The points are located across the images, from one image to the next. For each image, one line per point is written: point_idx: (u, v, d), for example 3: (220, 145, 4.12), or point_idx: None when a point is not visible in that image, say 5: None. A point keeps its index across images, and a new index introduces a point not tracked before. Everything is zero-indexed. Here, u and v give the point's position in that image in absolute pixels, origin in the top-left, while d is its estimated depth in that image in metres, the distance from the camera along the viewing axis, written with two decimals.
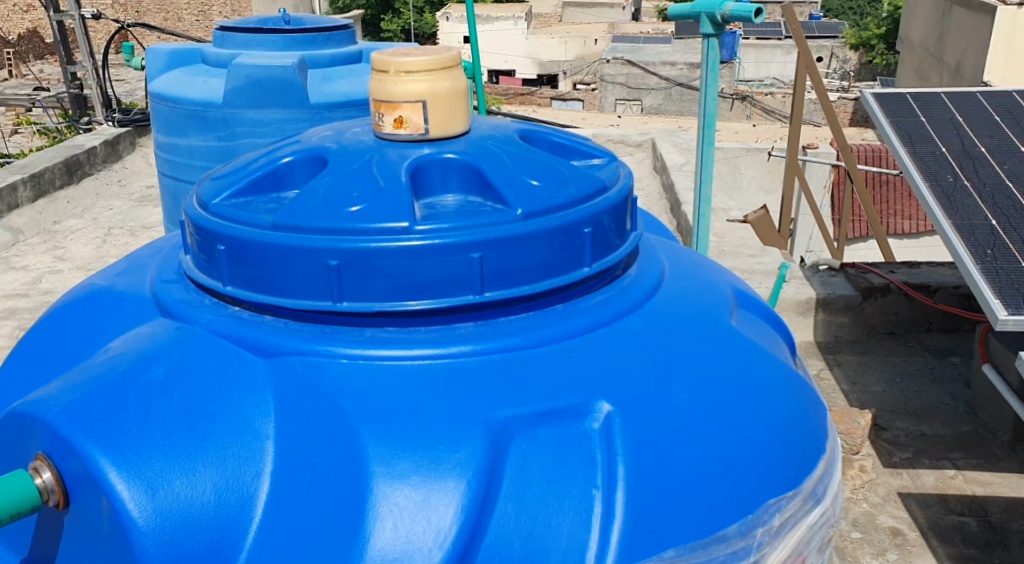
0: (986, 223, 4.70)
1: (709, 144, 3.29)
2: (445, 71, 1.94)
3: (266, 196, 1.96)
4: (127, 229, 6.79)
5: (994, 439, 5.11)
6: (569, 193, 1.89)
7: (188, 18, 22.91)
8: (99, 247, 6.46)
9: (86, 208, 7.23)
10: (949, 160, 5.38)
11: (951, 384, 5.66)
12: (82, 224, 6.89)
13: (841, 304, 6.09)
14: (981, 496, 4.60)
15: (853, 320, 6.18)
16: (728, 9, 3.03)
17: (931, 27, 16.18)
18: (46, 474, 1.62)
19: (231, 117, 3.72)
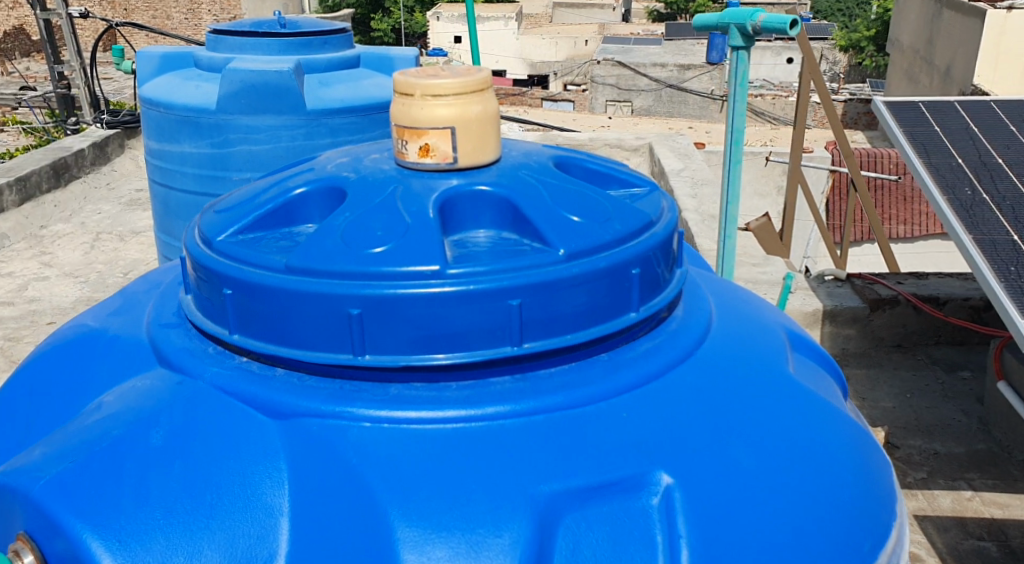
0: (1007, 238, 4.41)
1: (736, 163, 3.10)
2: (477, 94, 1.77)
3: (276, 232, 1.77)
4: (116, 234, 6.56)
5: (1009, 458, 4.75)
6: (613, 229, 1.71)
7: (176, 17, 22.44)
8: (87, 253, 6.23)
9: (74, 212, 7.00)
10: (966, 173, 5.08)
11: (964, 399, 5.28)
12: (70, 229, 6.67)
13: (849, 315, 5.57)
14: (1000, 519, 4.29)
15: (864, 331, 5.65)
16: (760, 21, 2.85)
17: (922, 30, 16.01)
18: (28, 557, 1.46)
19: (225, 124, 3.23)
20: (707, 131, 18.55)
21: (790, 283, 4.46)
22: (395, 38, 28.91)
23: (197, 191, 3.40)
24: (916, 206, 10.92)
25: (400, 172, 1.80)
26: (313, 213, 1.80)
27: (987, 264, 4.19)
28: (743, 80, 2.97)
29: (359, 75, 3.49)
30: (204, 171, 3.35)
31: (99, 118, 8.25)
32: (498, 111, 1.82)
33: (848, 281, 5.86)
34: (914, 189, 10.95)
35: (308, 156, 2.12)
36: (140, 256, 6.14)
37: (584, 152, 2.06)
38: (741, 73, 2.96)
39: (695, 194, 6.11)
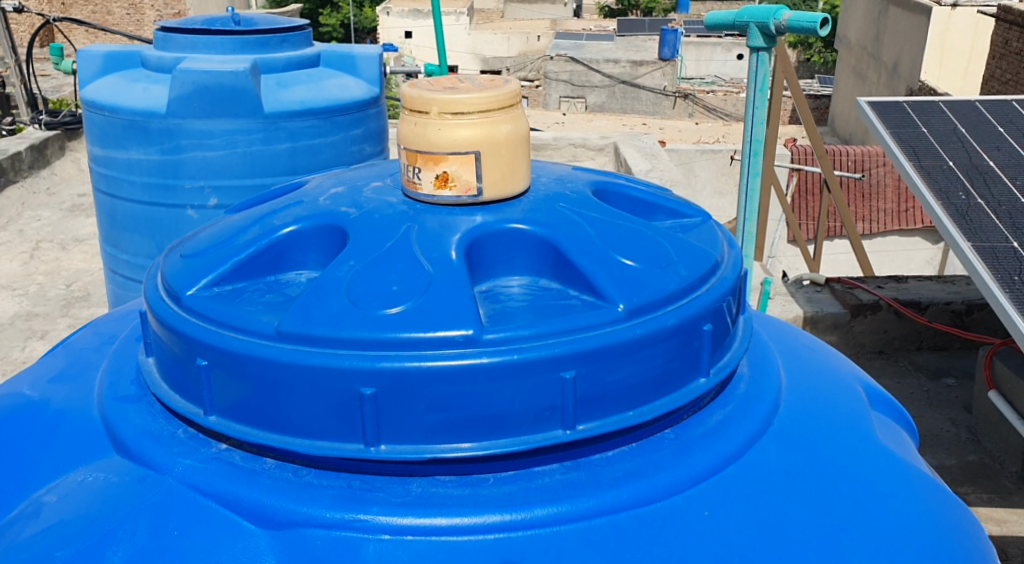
0: (1009, 246, 3.51)
1: (755, 174, 2.77)
2: (505, 111, 1.45)
3: (259, 281, 1.44)
4: (57, 242, 6.10)
5: (1001, 470, 3.92)
6: (677, 275, 1.40)
7: (118, 12, 21.43)
8: (25, 263, 5.75)
9: (10, 220, 6.49)
10: (959, 175, 4.14)
11: (950, 408, 4.36)
12: (5, 237, 6.17)
13: (828, 322, 4.72)
14: (999, 536, 3.43)
15: (843, 337, 4.79)
16: (785, 18, 2.50)
17: (867, 26, 15.66)
18: None
19: (177, 128, 2.85)
20: (660, 127, 18.09)
21: (767, 286, 3.91)
22: (343, 34, 28.10)
23: (148, 201, 3.00)
24: (874, 203, 9.82)
25: (416, 209, 1.48)
26: (305, 259, 1.46)
27: (1004, 289, 3.19)
28: (764, 83, 2.68)
29: (320, 74, 3.09)
30: (154, 180, 2.94)
31: (34, 119, 7.69)
32: (529, 131, 1.51)
33: (825, 288, 4.98)
34: (873, 184, 9.77)
35: (292, 181, 1.79)
36: (84, 266, 5.68)
37: (619, 176, 1.75)
38: (762, 76, 2.67)
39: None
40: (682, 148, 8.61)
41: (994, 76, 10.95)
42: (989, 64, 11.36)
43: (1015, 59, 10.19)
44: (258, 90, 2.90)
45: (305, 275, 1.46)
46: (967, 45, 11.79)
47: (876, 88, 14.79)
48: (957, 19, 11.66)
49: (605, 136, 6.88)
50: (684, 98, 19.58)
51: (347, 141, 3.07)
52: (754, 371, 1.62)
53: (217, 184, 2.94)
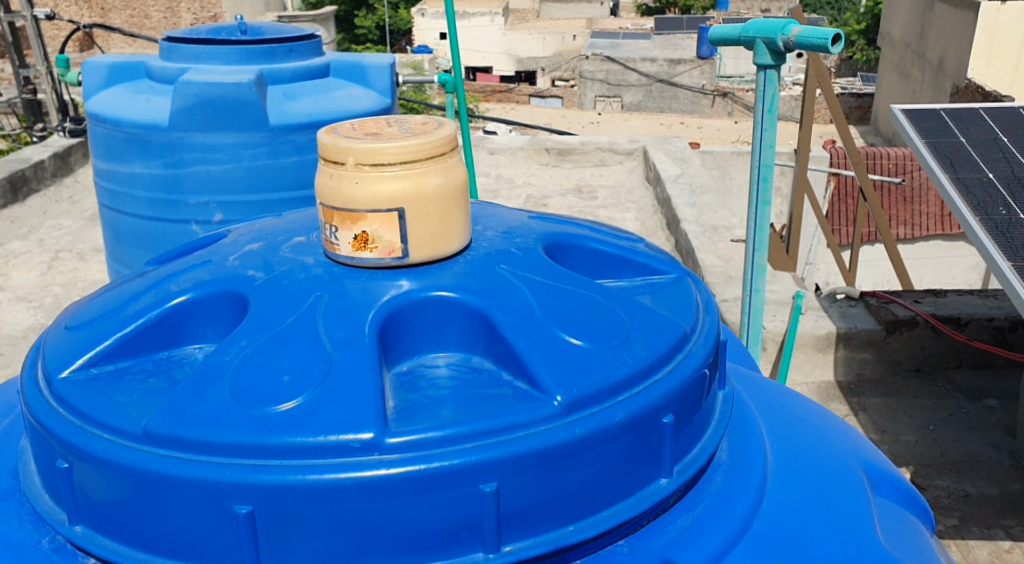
0: None
1: (764, 204, 2.52)
2: (432, 160, 1.25)
3: (149, 357, 1.25)
4: (77, 252, 5.26)
5: None
6: (632, 354, 1.18)
7: (155, 16, 19.60)
8: (44, 274, 4.97)
9: (33, 229, 5.61)
10: (999, 188, 3.84)
11: (992, 432, 3.61)
12: (26, 247, 5.34)
13: (862, 340, 3.75)
14: None
15: (876, 355, 3.83)
16: (793, 33, 2.28)
17: (913, 21, 15.07)
18: None
19: (179, 142, 2.65)
20: (697, 126, 17.60)
21: (799, 301, 3.43)
22: (380, 36, 27.75)
23: (151, 216, 2.80)
24: (917, 205, 9.23)
25: (336, 273, 1.26)
26: (204, 331, 1.27)
27: None
28: (773, 105, 2.44)
29: (330, 84, 2.84)
30: (158, 196, 2.76)
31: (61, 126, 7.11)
32: (467, 179, 1.31)
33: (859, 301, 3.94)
34: (916, 188, 9.20)
35: (217, 232, 1.60)
36: None
37: (584, 225, 1.53)
38: (771, 97, 2.43)
39: (694, 203, 5.10)
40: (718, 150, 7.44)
41: None
42: None
43: None
44: (265, 103, 2.69)
45: (203, 348, 1.27)
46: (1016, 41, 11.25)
47: (921, 86, 14.22)
48: (1006, 14, 11.17)
49: (633, 140, 6.52)
50: (723, 96, 18.65)
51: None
52: (734, 454, 1.39)
53: (221, 201, 2.74)
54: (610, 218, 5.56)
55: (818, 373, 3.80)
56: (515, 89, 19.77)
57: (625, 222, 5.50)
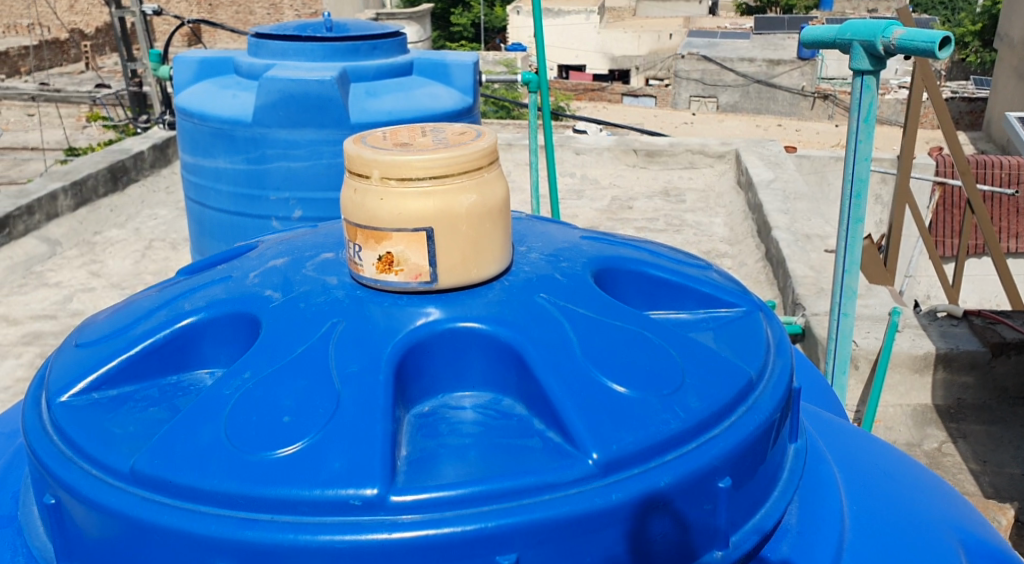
0: None
1: (857, 220, 2.30)
2: (465, 175, 1.12)
3: (157, 382, 1.15)
4: (171, 241, 4.94)
5: None
6: (687, 405, 1.01)
7: (261, 13, 19.63)
8: (138, 262, 4.64)
9: (131, 218, 5.30)
10: None
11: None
12: (124, 234, 5.04)
13: (965, 363, 3.34)
14: None
15: (980, 380, 3.42)
16: (895, 36, 2.08)
17: None
18: None
19: (262, 137, 2.56)
20: (796, 128, 16.98)
21: (897, 318, 2.84)
22: (475, 34, 27.73)
23: (234, 211, 2.70)
24: None
25: (360, 296, 1.14)
26: (218, 355, 1.17)
27: None
28: (869, 114, 2.21)
29: (411, 83, 2.73)
30: (241, 191, 2.65)
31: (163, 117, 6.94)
32: (507, 197, 1.18)
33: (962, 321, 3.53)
34: None
35: (250, 243, 1.51)
36: None
37: (643, 247, 1.37)
38: (867, 105, 2.20)
39: (787, 209, 4.83)
40: (817, 154, 7.05)
41: None
42: None
43: None
44: (347, 101, 2.58)
45: (213, 373, 1.17)
46: None
47: None
48: None
49: (725, 142, 6.24)
50: (824, 98, 17.94)
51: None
52: (805, 516, 1.21)
53: (301, 198, 2.62)
54: (697, 223, 5.33)
55: (914, 396, 3.42)
56: (608, 87, 19.48)
57: (713, 228, 5.26)
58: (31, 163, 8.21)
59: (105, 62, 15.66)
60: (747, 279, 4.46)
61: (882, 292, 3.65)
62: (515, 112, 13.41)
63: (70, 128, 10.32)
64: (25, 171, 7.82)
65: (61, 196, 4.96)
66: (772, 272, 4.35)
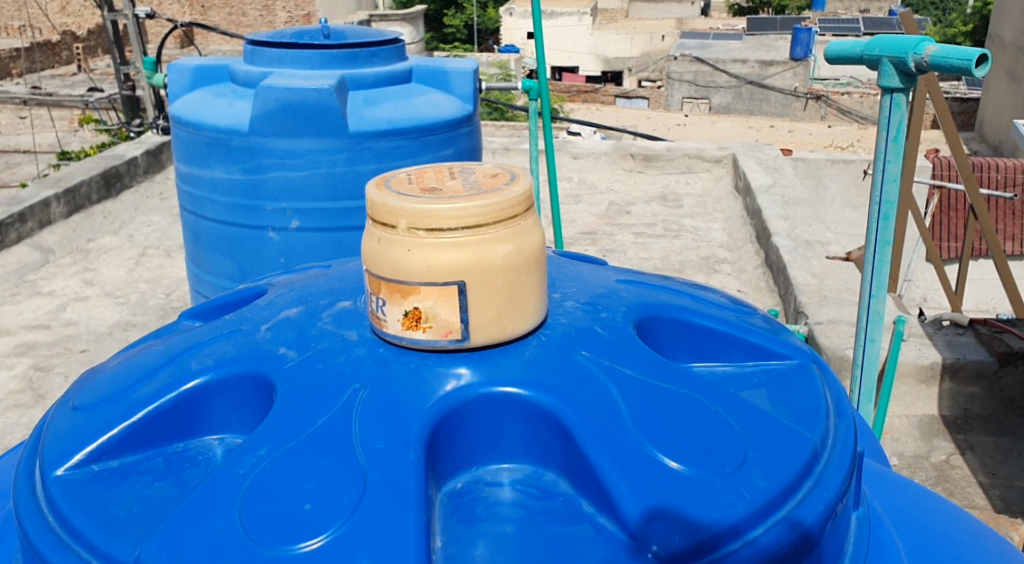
0: None
1: (884, 244, 2.15)
2: (500, 224, 1.02)
3: (161, 451, 1.06)
4: (166, 249, 4.81)
5: None
6: (751, 482, 0.91)
7: (251, 14, 18.35)
8: (132, 270, 4.53)
9: (124, 225, 5.17)
10: None
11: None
12: (118, 242, 4.92)
13: (971, 373, 3.25)
14: None
15: (987, 391, 3.32)
16: (928, 53, 1.93)
17: None
18: None
19: (259, 148, 2.33)
20: (788, 129, 16.83)
21: (902, 327, 2.75)
22: (468, 35, 27.60)
23: (229, 221, 2.45)
24: None
25: (384, 355, 1.05)
26: (227, 421, 1.08)
27: None
28: (898, 134, 2.07)
29: (411, 91, 2.52)
30: (237, 201, 2.41)
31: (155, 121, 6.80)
32: (544, 245, 1.08)
33: (968, 330, 3.44)
34: None
35: (253, 291, 1.47)
36: None
37: (682, 290, 1.28)
38: (896, 125, 2.07)
39: (786, 215, 4.73)
40: (812, 156, 6.90)
41: None
42: None
43: None
44: (345, 109, 2.36)
45: (223, 439, 1.08)
46: None
47: None
48: None
49: (722, 147, 6.14)
50: (817, 99, 17.87)
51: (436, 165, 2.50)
52: None
53: (300, 208, 2.38)
54: (696, 228, 5.22)
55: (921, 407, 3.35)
56: (601, 89, 19.38)
57: (711, 233, 5.15)
58: (22, 167, 8.06)
59: (96, 64, 15.48)
60: (747, 286, 4.36)
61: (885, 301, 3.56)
62: (508, 114, 13.32)
63: (62, 131, 10.17)
64: (15, 175, 7.67)
65: (54, 204, 4.82)
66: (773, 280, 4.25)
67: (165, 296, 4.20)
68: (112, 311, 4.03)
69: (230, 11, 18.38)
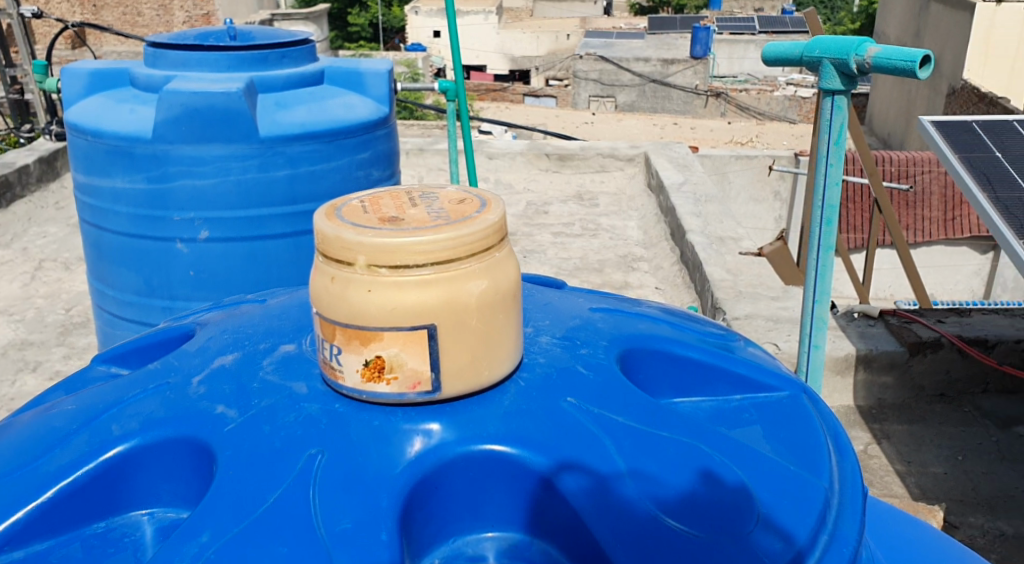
0: None
1: (827, 249, 1.88)
2: (471, 258, 0.97)
3: (83, 530, 1.05)
4: (62, 261, 4.51)
5: None
6: (673, 462, 0.98)
7: (148, 13, 17.22)
8: (24, 284, 4.22)
9: (14, 237, 4.83)
10: None
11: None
12: (7, 256, 4.58)
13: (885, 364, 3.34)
14: None
15: (898, 380, 3.42)
16: (871, 54, 1.72)
17: (908, 22, 14.58)
18: None
19: (165, 157, 2.11)
20: (691, 125, 17.03)
21: None
22: (374, 34, 27.21)
23: (134, 234, 2.21)
24: (920, 210, 8.22)
25: (342, 412, 1.01)
26: (155, 493, 1.07)
27: None
28: (840, 137, 1.81)
29: (325, 92, 2.29)
30: (141, 212, 2.17)
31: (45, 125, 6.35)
32: (517, 278, 1.04)
33: (879, 320, 3.55)
34: (917, 192, 8.19)
35: (182, 325, 1.43)
36: None
37: (661, 318, 1.29)
38: (837, 129, 1.81)
39: (699, 211, 4.70)
40: (717, 152, 6.63)
41: None
42: None
43: None
44: (255, 113, 2.14)
45: (151, 512, 1.07)
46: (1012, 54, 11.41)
47: (917, 87, 13.72)
48: (1002, 14, 11.19)
49: (634, 145, 6.10)
50: (716, 96, 18.18)
51: (354, 168, 2.29)
52: None
53: (209, 216, 2.16)
54: (612, 227, 5.19)
55: (837, 399, 3.38)
56: (509, 87, 19.33)
57: (627, 231, 5.13)
58: None
59: None
60: (664, 284, 4.33)
61: (799, 294, 3.57)
62: (417, 113, 13.15)
63: None
64: None
65: None
66: (688, 277, 4.21)
67: (65, 311, 3.92)
68: (5, 329, 3.74)
69: (125, 10, 17.20)
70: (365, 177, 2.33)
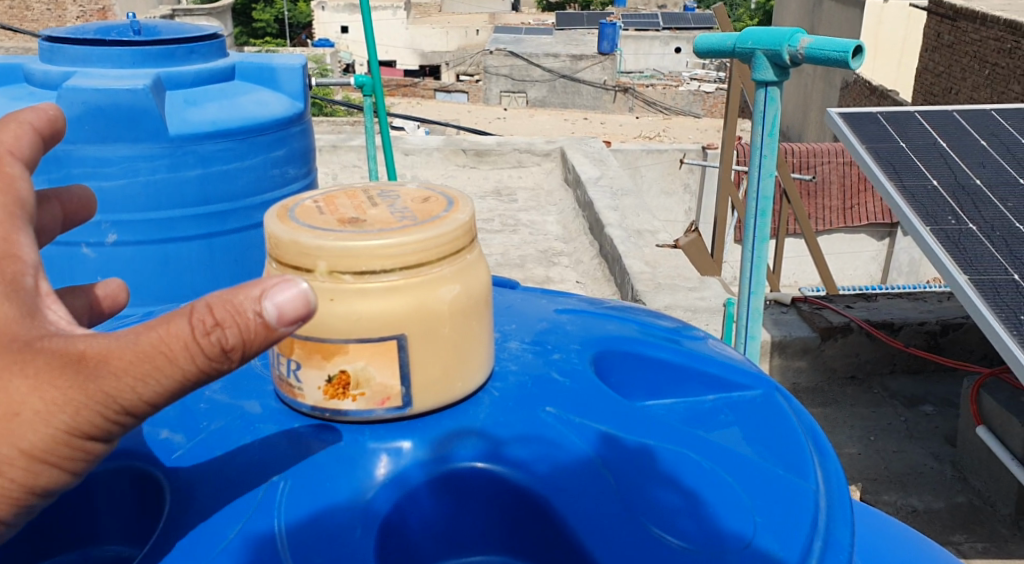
0: (1010, 277, 2.85)
1: (762, 240, 1.84)
2: (440, 262, 0.91)
3: None
4: None
5: (992, 513, 3.08)
6: (577, 428, 0.99)
7: (37, 7, 16.17)
8: None
9: None
10: (945, 197, 3.39)
11: (932, 441, 3.41)
12: None
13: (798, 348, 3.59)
14: None
15: (812, 363, 3.67)
16: (804, 45, 1.70)
17: (802, 19, 15.09)
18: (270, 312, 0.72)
19: (67, 158, 1.97)
20: (601, 120, 17.09)
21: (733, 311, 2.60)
22: (280, 30, 26.58)
23: None
24: (821, 200, 8.48)
25: (304, 433, 0.96)
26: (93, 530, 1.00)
27: (1012, 333, 2.55)
28: (774, 128, 1.80)
29: (238, 88, 2.18)
30: None
31: None
32: (488, 283, 0.99)
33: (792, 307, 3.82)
34: (818, 182, 8.45)
35: None
36: None
37: (628, 319, 1.29)
38: (771, 120, 1.79)
39: (616, 205, 4.71)
40: (628, 148, 6.95)
41: (939, 71, 10.55)
42: (924, 60, 11.13)
43: (948, 52, 10.29)
44: (164, 110, 2.01)
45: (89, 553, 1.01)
46: (900, 37, 11.87)
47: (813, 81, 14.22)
48: (889, 10, 11.72)
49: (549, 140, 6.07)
50: (625, 91, 18.20)
51: (268, 168, 2.16)
52: None
53: (118, 219, 2.01)
54: (531, 222, 5.17)
55: None
56: (419, 83, 19.10)
57: (546, 226, 5.12)
58: None
59: None
60: (584, 278, 4.32)
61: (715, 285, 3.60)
62: (327, 110, 12.86)
63: None
64: None
65: None
66: (609, 270, 4.21)
67: None
68: None
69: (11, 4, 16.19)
70: (280, 175, 2.21)
